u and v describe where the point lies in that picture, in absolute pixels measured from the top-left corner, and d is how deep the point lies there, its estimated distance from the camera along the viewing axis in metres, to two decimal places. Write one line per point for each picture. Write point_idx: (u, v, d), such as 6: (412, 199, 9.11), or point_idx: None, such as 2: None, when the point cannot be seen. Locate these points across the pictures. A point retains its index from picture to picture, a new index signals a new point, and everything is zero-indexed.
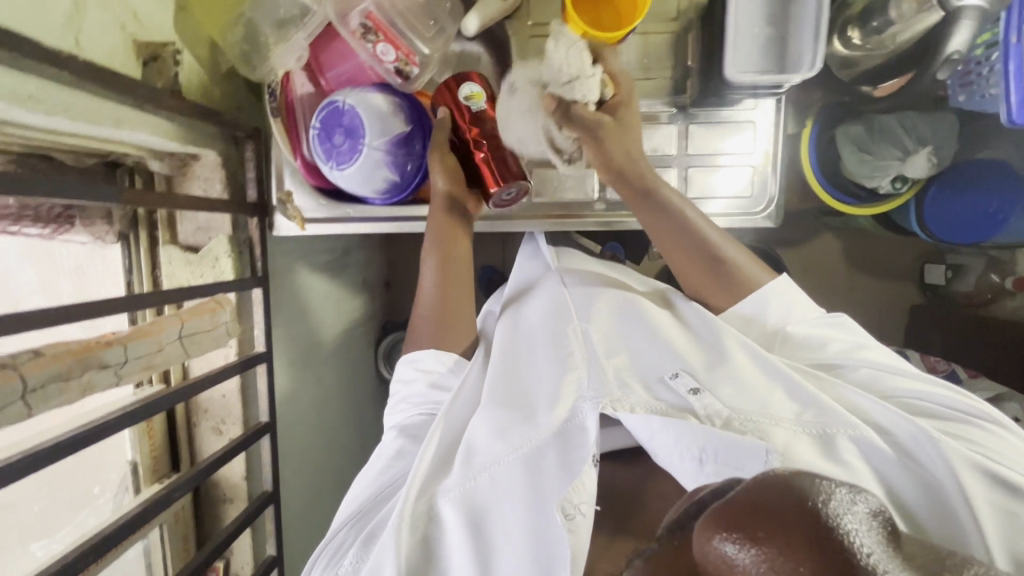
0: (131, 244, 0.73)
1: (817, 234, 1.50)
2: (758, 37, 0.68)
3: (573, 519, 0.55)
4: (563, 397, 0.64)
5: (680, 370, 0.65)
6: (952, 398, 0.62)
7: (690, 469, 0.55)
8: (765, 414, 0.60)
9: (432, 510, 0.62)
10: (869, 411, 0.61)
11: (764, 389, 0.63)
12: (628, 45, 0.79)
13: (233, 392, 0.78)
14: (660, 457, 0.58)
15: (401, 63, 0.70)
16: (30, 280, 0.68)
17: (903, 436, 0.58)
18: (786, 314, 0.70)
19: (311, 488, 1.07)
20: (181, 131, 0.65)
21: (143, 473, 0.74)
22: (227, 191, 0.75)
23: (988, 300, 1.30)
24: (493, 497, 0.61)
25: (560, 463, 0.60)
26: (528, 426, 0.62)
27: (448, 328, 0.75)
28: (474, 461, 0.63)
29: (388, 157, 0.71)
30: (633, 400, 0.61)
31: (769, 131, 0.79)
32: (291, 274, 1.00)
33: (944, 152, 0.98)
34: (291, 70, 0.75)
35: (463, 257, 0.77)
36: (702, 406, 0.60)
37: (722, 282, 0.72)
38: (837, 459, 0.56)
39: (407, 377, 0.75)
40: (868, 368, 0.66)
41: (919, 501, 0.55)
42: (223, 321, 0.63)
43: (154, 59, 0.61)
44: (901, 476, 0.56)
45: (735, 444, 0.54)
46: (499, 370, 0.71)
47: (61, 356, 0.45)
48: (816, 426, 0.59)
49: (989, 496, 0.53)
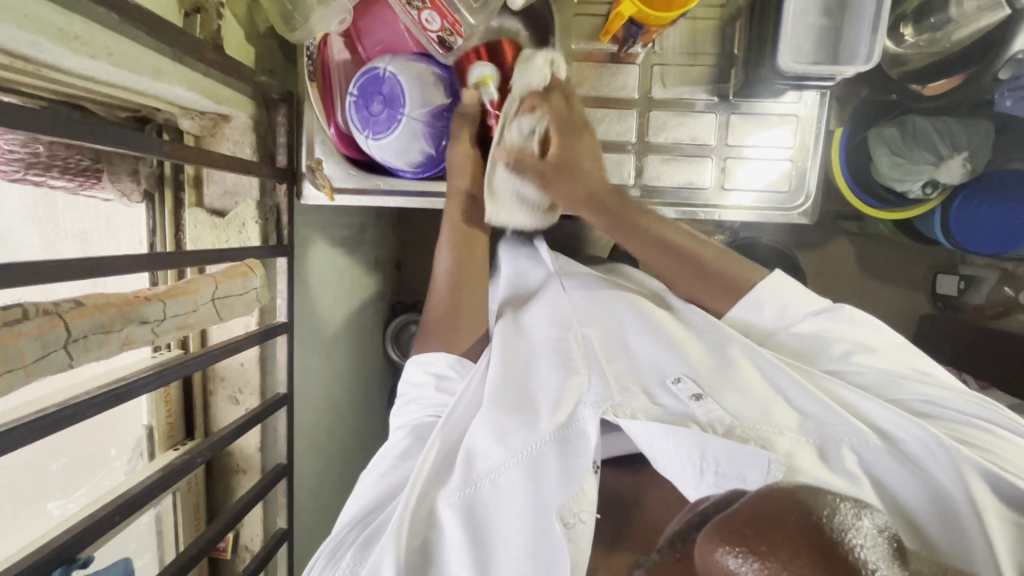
0: (157, 203, 0.72)
1: (832, 237, 1.50)
2: (813, 27, 0.66)
3: (572, 527, 0.56)
4: (564, 402, 0.63)
5: (683, 375, 0.64)
6: (963, 403, 0.59)
7: (690, 478, 0.52)
8: (770, 423, 0.58)
9: (433, 515, 0.62)
10: (873, 418, 0.59)
11: (767, 396, 0.62)
12: (674, 30, 0.77)
13: (251, 362, 0.77)
14: (660, 464, 0.56)
15: (446, 33, 0.68)
16: (31, 242, 0.67)
17: (909, 444, 0.56)
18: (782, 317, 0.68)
19: (318, 465, 1.06)
20: (218, 89, 0.64)
21: (158, 438, 0.72)
22: (257, 156, 0.73)
23: (1000, 314, 1.30)
24: (494, 502, 0.61)
25: (562, 468, 0.60)
26: (529, 430, 0.62)
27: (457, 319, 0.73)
28: (476, 466, 0.63)
29: (427, 128, 0.70)
30: (634, 405, 0.60)
31: (812, 126, 0.78)
32: (311, 247, 0.99)
33: (977, 159, 0.98)
34: (328, 34, 0.74)
35: (478, 253, 0.76)
36: (703, 412, 0.59)
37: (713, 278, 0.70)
38: (836, 467, 0.54)
39: (417, 379, 0.72)
40: (872, 373, 0.64)
41: (925, 510, 0.52)
42: (254, 287, 0.61)
43: (198, 11, 0.58)
44: (908, 487, 0.53)
45: (733, 449, 0.51)
46: (496, 369, 0.69)
47: (104, 308, 0.44)
48: (818, 435, 0.58)
49: (1000, 507, 0.50)
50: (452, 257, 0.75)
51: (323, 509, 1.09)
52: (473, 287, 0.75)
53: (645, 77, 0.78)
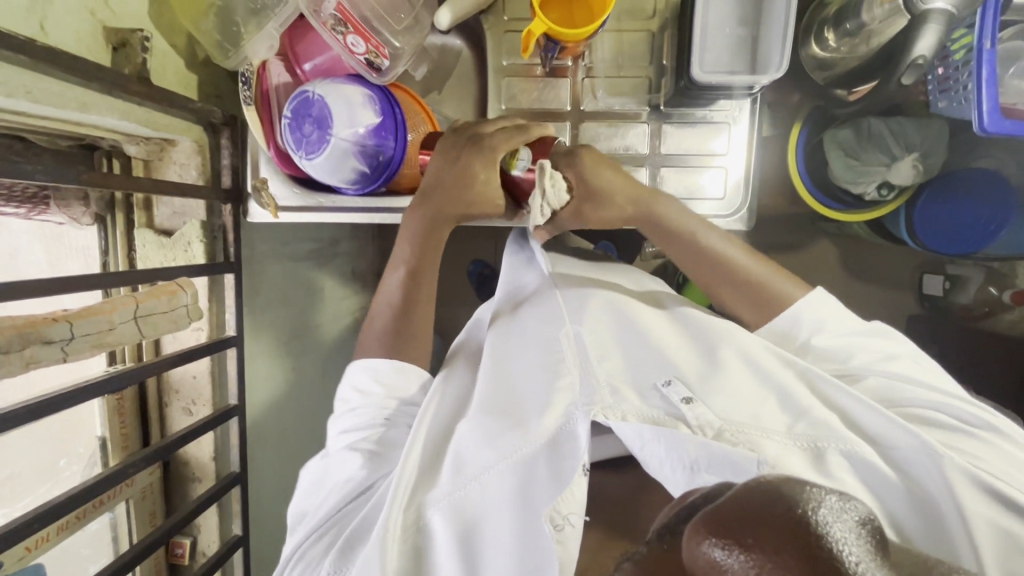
0: (108, 225, 0.76)
1: (815, 239, 1.42)
2: (729, 36, 0.68)
3: (562, 530, 0.52)
4: (554, 405, 0.62)
5: (672, 378, 0.62)
6: (960, 410, 0.60)
7: (681, 480, 0.53)
8: (757, 426, 0.57)
9: (420, 520, 0.60)
10: (865, 423, 0.59)
11: (757, 399, 0.61)
12: (601, 42, 0.79)
13: (203, 374, 0.80)
14: (649, 466, 0.56)
15: (372, 55, 0.72)
16: (9, 263, 0.71)
17: (901, 452, 0.56)
18: (820, 325, 0.68)
19: (288, 473, 1.09)
20: (154, 116, 0.67)
21: (112, 448, 0.76)
22: (202, 178, 0.76)
23: (984, 314, 1.21)
24: (483, 506, 0.59)
25: (551, 472, 0.58)
26: (519, 433, 0.61)
27: (407, 338, 0.74)
28: (465, 468, 0.61)
29: (356, 148, 0.72)
30: (625, 408, 0.59)
31: (745, 132, 0.78)
32: (276, 261, 1.02)
33: (932, 159, 0.97)
34: (266, 60, 0.77)
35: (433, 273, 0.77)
36: (694, 415, 0.57)
37: (750, 301, 0.72)
38: (824, 472, 0.54)
39: (365, 388, 0.72)
40: (879, 378, 0.65)
41: (915, 515, 0.52)
42: (184, 304, 0.65)
43: (123, 46, 0.62)
44: (898, 495, 0.53)
45: (726, 456, 0.51)
46: (490, 379, 0.71)
47: (3, 331, 0.47)
48: (808, 439, 0.56)
49: (988, 512, 0.50)
50: (403, 282, 0.75)
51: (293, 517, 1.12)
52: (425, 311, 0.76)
53: (577, 91, 0.80)
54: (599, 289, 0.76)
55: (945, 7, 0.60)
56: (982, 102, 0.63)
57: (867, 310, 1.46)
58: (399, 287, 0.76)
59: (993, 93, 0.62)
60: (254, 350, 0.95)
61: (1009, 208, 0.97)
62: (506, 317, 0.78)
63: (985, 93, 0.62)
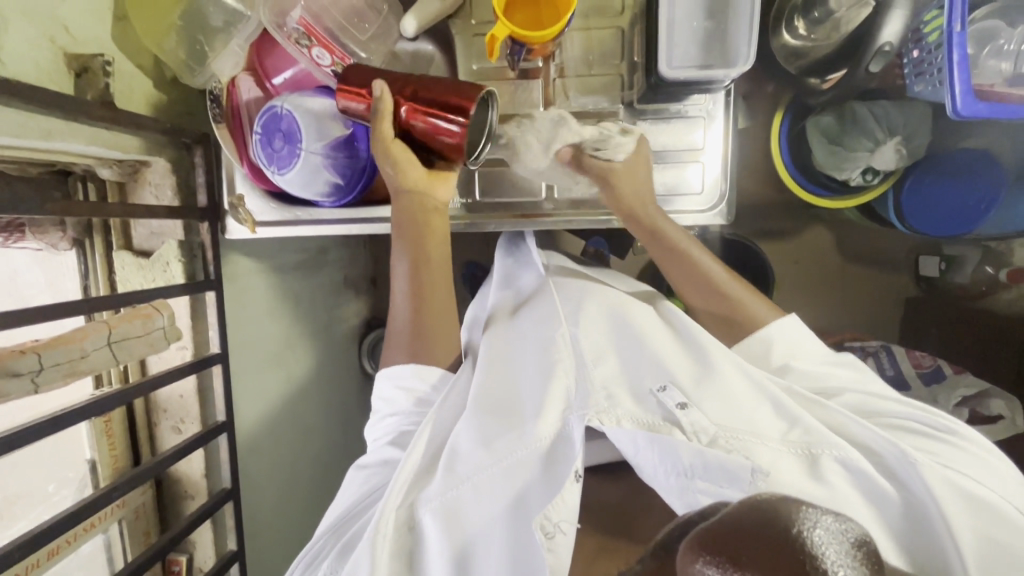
0: (86, 248, 0.76)
1: (808, 225, 1.41)
2: (697, 31, 0.67)
3: (553, 537, 0.53)
4: (549, 408, 0.61)
5: (668, 383, 0.61)
6: (925, 416, 0.61)
7: (675, 485, 0.55)
8: (752, 432, 0.57)
9: (412, 518, 0.61)
10: (855, 431, 0.59)
11: (751, 405, 0.60)
12: (571, 42, 0.78)
13: (190, 393, 0.81)
14: (645, 472, 0.57)
15: (338, 67, 0.70)
16: None
17: (888, 459, 0.57)
18: (794, 349, 0.69)
19: (283, 484, 1.09)
20: (122, 139, 0.67)
21: (102, 469, 0.76)
22: (177, 197, 0.76)
23: (982, 293, 1.22)
24: (473, 507, 0.59)
25: (545, 479, 0.58)
26: (514, 435, 0.61)
27: (424, 341, 0.74)
28: (456, 470, 0.61)
29: (327, 161, 0.72)
30: (619, 411, 0.59)
31: (721, 125, 0.77)
32: (260, 274, 1.01)
33: (916, 143, 0.95)
34: (236, 76, 0.75)
35: (436, 264, 0.75)
36: (689, 421, 0.57)
37: (728, 323, 0.74)
38: (820, 480, 0.54)
39: (388, 394, 0.73)
40: (857, 392, 0.65)
41: (899, 519, 0.54)
42: (160, 326, 0.65)
43: (85, 71, 0.62)
44: (890, 508, 0.54)
45: (720, 464, 0.53)
46: (483, 377, 0.70)
47: None
48: (802, 446, 0.57)
49: (972, 522, 0.51)
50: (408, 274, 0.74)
51: (291, 526, 1.13)
52: (440, 315, 0.75)
53: (550, 92, 0.79)
54: (597, 291, 0.75)
55: None
56: (956, 85, 0.61)
57: (863, 296, 1.44)
58: (408, 284, 0.74)
59: (967, 76, 0.60)
60: (240, 366, 0.95)
61: (998, 188, 0.96)
62: (504, 321, 0.78)
63: (957, 76, 0.61)
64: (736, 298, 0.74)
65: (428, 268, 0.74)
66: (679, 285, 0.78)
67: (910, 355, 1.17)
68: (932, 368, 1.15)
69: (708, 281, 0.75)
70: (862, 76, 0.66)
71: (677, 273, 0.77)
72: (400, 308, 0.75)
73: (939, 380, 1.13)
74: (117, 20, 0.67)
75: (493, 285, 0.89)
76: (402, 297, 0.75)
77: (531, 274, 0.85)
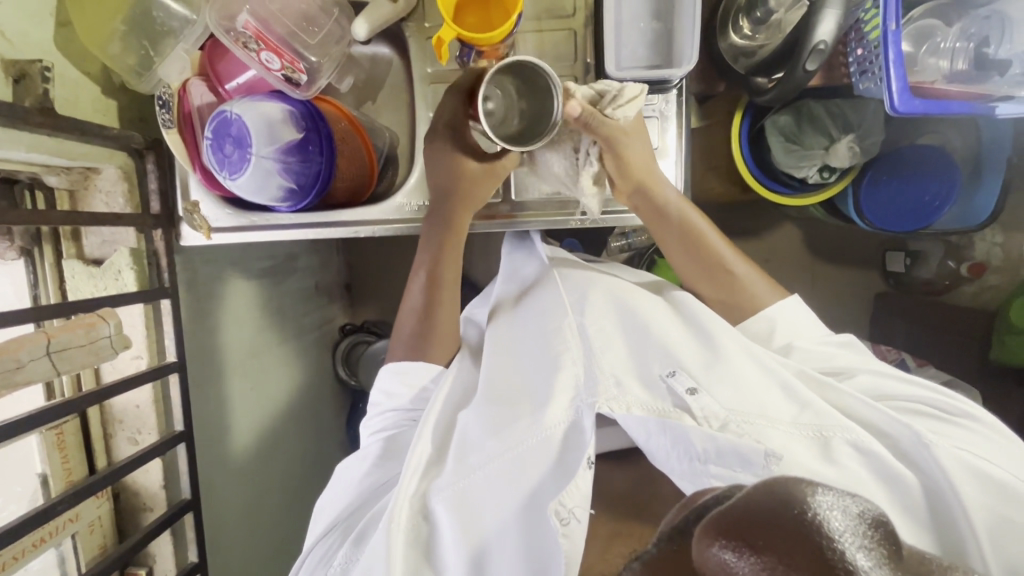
0: (36, 259, 0.74)
1: (777, 222, 1.43)
2: (644, 32, 0.69)
3: (567, 524, 0.52)
4: (558, 398, 0.62)
5: (677, 368, 0.62)
6: (930, 396, 0.62)
7: (686, 470, 0.56)
8: (762, 415, 0.58)
9: (425, 509, 0.62)
10: (866, 415, 0.61)
11: (762, 388, 0.61)
12: (523, 43, 0.78)
13: (146, 402, 0.79)
14: (656, 457, 0.58)
15: (288, 71, 0.70)
16: None
17: (902, 441, 0.58)
18: (797, 329, 0.71)
19: (251, 494, 1.08)
20: (69, 147, 0.66)
21: (54, 483, 0.74)
22: (129, 204, 0.75)
23: (946, 287, 1.26)
24: (484, 497, 0.60)
25: (556, 467, 0.59)
26: (525, 424, 0.62)
27: (426, 342, 0.76)
28: (468, 460, 0.62)
29: (280, 165, 0.72)
30: (630, 399, 0.59)
31: (675, 125, 0.78)
32: (222, 282, 1.00)
33: (870, 141, 0.97)
34: (187, 80, 0.74)
35: (453, 273, 0.78)
36: (699, 406, 0.57)
37: (730, 303, 0.75)
38: (831, 461, 0.55)
39: (393, 390, 0.75)
40: (870, 374, 0.66)
41: (919, 499, 0.54)
42: (105, 335, 0.64)
43: (22, 77, 0.61)
44: (905, 489, 0.55)
45: (733, 448, 0.53)
46: (492, 367, 0.71)
47: None
48: (813, 429, 0.58)
49: (984, 499, 0.52)
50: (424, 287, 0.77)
51: (261, 535, 1.11)
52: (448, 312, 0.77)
53: None
54: (599, 280, 0.76)
55: None
56: (892, 83, 0.62)
57: (832, 291, 1.46)
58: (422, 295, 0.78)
59: (903, 73, 0.62)
60: (202, 373, 0.93)
61: (951, 185, 0.98)
62: (506, 313, 0.79)
63: (893, 73, 0.62)
64: (741, 280, 0.75)
65: (446, 283, 0.78)
66: (677, 264, 0.79)
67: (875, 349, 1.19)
68: (897, 362, 1.17)
69: (709, 260, 0.76)
70: (801, 76, 0.67)
71: (680, 250, 0.77)
72: (409, 319, 0.78)
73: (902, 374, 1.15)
74: (59, 26, 0.66)
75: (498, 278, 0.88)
76: (414, 308, 0.78)
77: (535, 262, 0.85)
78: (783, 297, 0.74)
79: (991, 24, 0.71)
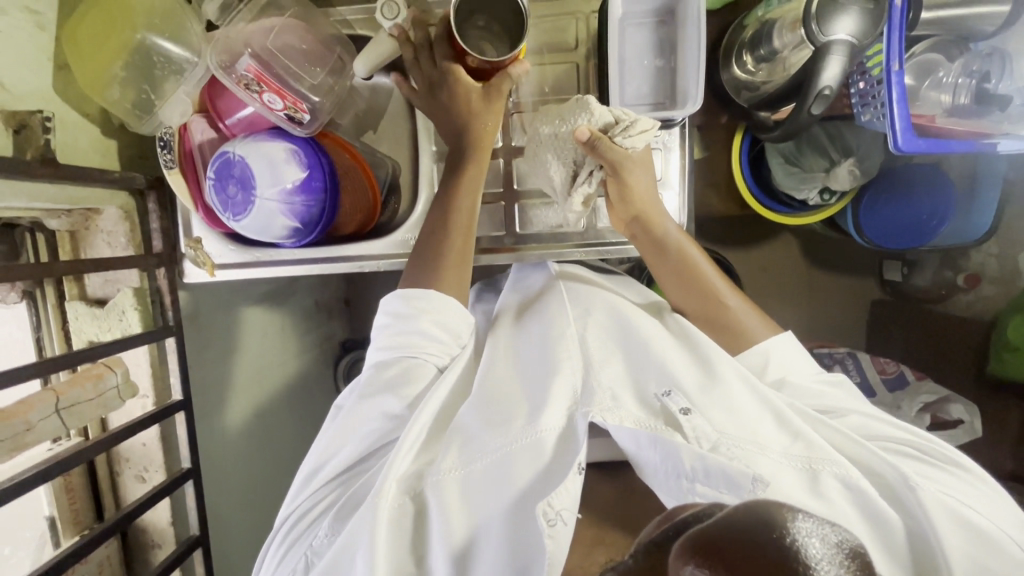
0: (38, 300, 0.74)
1: (776, 234, 1.43)
2: (648, 69, 0.70)
3: (553, 525, 0.51)
4: (553, 405, 0.62)
5: (672, 388, 0.63)
6: (916, 439, 0.63)
7: (676, 487, 0.55)
8: (754, 441, 0.58)
9: (415, 495, 0.59)
10: (856, 453, 0.61)
11: (755, 415, 0.61)
12: (526, 77, 0.78)
13: (153, 441, 0.79)
14: (647, 472, 0.58)
15: (290, 111, 0.70)
16: None
17: (890, 481, 0.58)
18: (789, 365, 0.71)
19: (257, 519, 1.08)
20: (69, 191, 0.66)
21: (62, 526, 0.75)
22: (132, 244, 0.75)
23: (943, 296, 1.28)
24: (475, 493, 0.58)
25: (546, 468, 0.57)
26: (519, 425, 0.61)
27: (441, 259, 0.72)
28: (463, 452, 0.61)
29: (283, 206, 0.71)
30: (623, 411, 0.60)
31: (678, 157, 0.79)
32: (224, 310, 0.99)
33: (870, 162, 0.97)
34: (188, 119, 0.74)
35: (470, 197, 0.74)
36: (691, 425, 0.58)
37: (722, 332, 0.75)
38: (819, 495, 0.56)
39: (395, 314, 0.70)
40: (862, 415, 0.66)
41: (902, 542, 0.55)
42: (112, 386, 0.65)
43: (23, 128, 0.60)
44: (890, 531, 0.55)
45: (722, 470, 0.53)
46: (491, 371, 0.70)
47: None
48: (803, 461, 0.58)
49: (966, 546, 0.53)
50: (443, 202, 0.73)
51: None
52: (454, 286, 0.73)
53: (508, 126, 0.80)
54: (599, 297, 0.76)
55: (846, 37, 0.62)
56: (896, 122, 0.63)
57: (831, 300, 1.47)
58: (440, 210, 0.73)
59: (905, 113, 0.62)
60: (206, 405, 0.93)
61: (947, 206, 0.99)
62: (510, 323, 0.78)
63: (897, 113, 0.62)
64: (733, 312, 0.75)
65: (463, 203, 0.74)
66: (672, 293, 0.79)
67: (875, 362, 1.20)
68: (896, 375, 1.18)
69: (704, 289, 0.76)
70: (805, 118, 0.68)
71: (676, 279, 0.77)
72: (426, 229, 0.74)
73: (901, 387, 1.16)
74: (58, 70, 0.66)
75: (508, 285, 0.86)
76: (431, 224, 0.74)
77: (540, 276, 0.83)
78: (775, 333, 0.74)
79: (991, 60, 0.74)
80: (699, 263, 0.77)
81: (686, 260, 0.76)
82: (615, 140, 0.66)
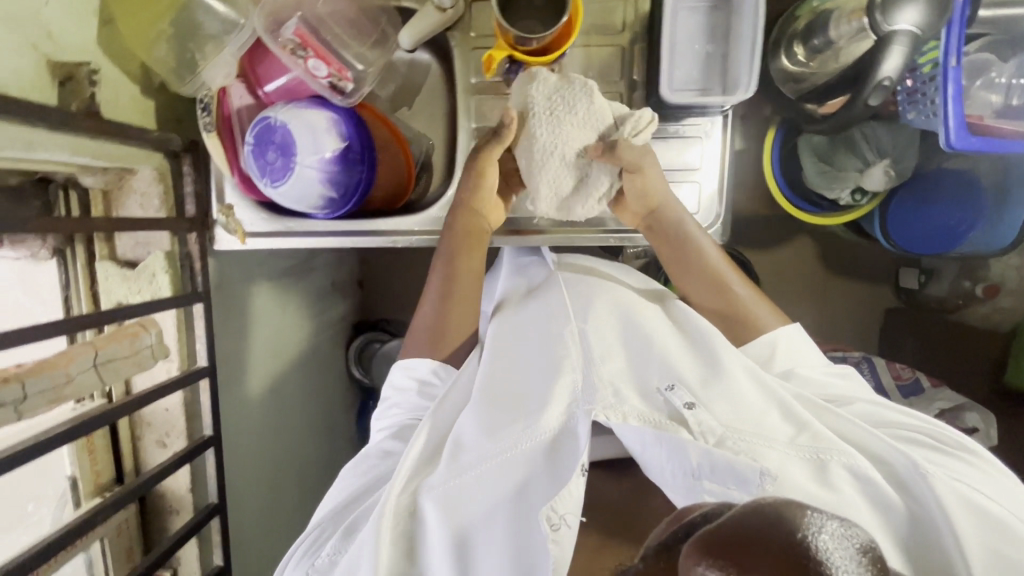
0: (69, 257, 0.72)
1: (795, 236, 1.43)
2: (699, 53, 0.69)
3: (558, 529, 0.50)
4: (554, 401, 0.61)
5: (675, 383, 0.62)
6: (926, 427, 0.61)
7: (682, 484, 0.54)
8: (760, 436, 0.57)
9: (415, 504, 0.59)
10: (862, 440, 0.60)
11: (759, 409, 0.61)
12: (570, 58, 0.78)
13: (176, 406, 0.78)
14: (651, 471, 0.56)
15: (334, 79, 0.69)
16: None
17: (900, 469, 0.57)
18: (797, 359, 0.71)
19: (268, 494, 1.07)
20: (109, 147, 0.65)
21: (83, 487, 0.74)
22: (165, 208, 0.73)
23: (959, 306, 1.24)
24: (474, 497, 0.57)
25: (548, 469, 0.57)
26: (519, 425, 0.60)
27: (442, 329, 0.75)
28: (461, 458, 0.60)
29: (323, 174, 0.70)
30: (627, 408, 0.59)
31: (718, 148, 0.78)
32: (246, 282, 0.99)
33: (905, 163, 0.96)
34: (227, 84, 0.74)
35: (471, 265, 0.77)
36: (696, 421, 0.57)
37: (730, 322, 0.75)
38: (828, 483, 0.54)
39: (401, 385, 0.74)
40: (868, 402, 0.66)
41: (907, 526, 0.53)
42: (147, 344, 0.65)
43: (69, 80, 0.60)
44: (897, 516, 0.53)
45: (729, 465, 0.52)
46: (491, 366, 0.69)
47: None
48: (811, 451, 0.57)
49: (979, 533, 0.50)
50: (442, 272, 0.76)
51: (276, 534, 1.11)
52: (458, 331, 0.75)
53: None
54: (606, 288, 0.75)
55: (910, 28, 0.62)
56: (951, 117, 0.63)
57: (847, 305, 1.46)
58: (438, 285, 0.76)
59: (960, 108, 0.62)
60: (227, 375, 0.92)
61: (976, 211, 0.97)
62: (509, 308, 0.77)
63: (951, 108, 0.63)
64: (741, 301, 0.75)
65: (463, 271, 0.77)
66: (681, 283, 0.78)
67: (890, 366, 1.20)
68: (911, 381, 1.18)
69: (712, 279, 0.76)
70: (860, 108, 0.67)
71: (684, 269, 0.77)
72: (429, 304, 0.77)
73: (916, 393, 1.16)
74: (103, 24, 0.65)
75: (503, 273, 0.86)
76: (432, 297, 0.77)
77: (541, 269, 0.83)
78: (785, 324, 0.73)
79: None
80: (709, 253, 0.76)
81: (696, 249, 0.76)
82: (630, 139, 0.68)
